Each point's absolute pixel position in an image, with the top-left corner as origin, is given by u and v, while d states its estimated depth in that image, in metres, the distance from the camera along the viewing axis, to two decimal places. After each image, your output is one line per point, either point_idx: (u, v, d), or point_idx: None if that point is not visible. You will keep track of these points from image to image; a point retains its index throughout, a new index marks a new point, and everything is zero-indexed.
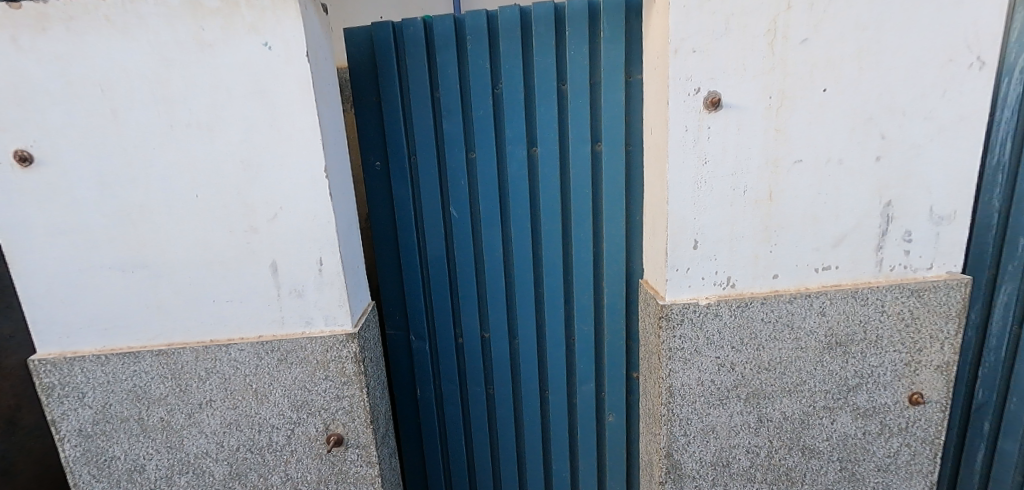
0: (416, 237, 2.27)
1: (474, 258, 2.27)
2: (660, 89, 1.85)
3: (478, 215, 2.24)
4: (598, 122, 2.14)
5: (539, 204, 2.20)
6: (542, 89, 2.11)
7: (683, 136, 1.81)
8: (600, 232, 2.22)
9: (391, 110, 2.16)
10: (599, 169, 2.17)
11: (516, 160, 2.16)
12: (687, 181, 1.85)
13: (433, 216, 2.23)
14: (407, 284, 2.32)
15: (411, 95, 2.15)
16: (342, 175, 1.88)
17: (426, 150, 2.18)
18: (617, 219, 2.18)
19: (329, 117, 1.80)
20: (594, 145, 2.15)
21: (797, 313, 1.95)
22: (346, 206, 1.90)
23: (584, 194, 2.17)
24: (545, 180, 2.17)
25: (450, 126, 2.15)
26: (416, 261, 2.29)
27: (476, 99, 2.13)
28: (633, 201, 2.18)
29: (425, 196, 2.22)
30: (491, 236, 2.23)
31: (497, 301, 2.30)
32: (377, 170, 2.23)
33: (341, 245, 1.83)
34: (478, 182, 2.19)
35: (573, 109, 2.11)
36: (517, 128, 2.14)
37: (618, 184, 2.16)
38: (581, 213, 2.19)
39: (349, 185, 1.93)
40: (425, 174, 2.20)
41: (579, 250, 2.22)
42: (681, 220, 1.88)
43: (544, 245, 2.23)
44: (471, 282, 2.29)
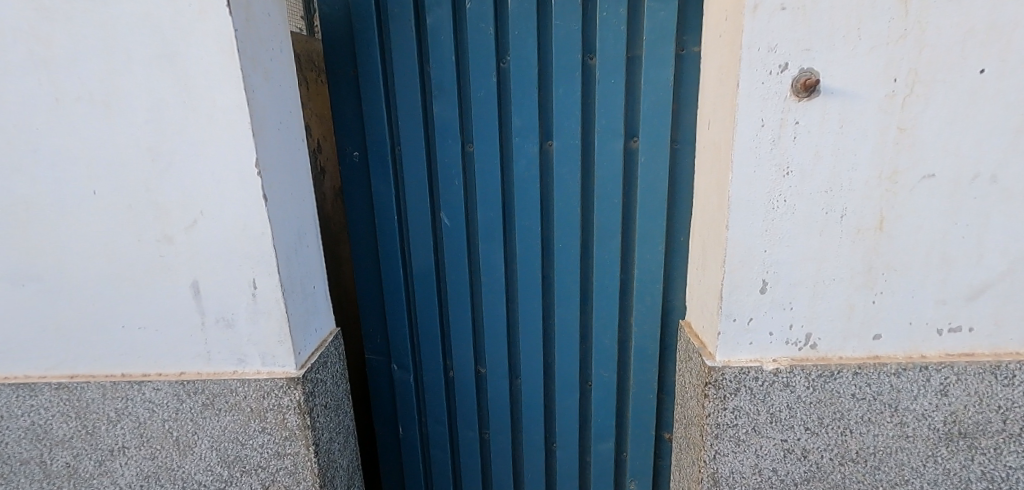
0: (401, 247, 1.86)
1: (469, 279, 1.86)
2: (725, 66, 1.30)
3: (476, 226, 1.80)
4: (637, 110, 1.59)
5: (553, 216, 1.72)
6: (564, 64, 1.58)
7: (757, 134, 1.25)
8: (630, 254, 1.72)
9: (371, 89, 1.72)
10: (635, 173, 1.64)
11: (526, 158, 1.68)
12: (758, 199, 1.30)
13: (421, 223, 1.82)
14: (390, 303, 1.93)
15: (396, 70, 1.70)
16: (294, 171, 1.46)
17: (413, 141, 1.74)
18: (655, 240, 1.67)
19: (270, 95, 1.35)
20: (629, 142, 1.62)
21: (903, 389, 1.40)
22: (297, 211, 1.47)
23: (612, 205, 1.66)
24: (563, 186, 1.67)
25: (443, 111, 1.70)
26: (399, 276, 1.89)
27: (477, 77, 1.65)
28: (678, 216, 1.65)
29: (412, 199, 1.80)
30: (490, 252, 1.80)
31: (496, 331, 1.89)
32: (354, 162, 1.80)
33: (283, 264, 1.39)
34: (477, 185, 1.74)
35: (604, 92, 1.58)
36: (528, 117, 1.65)
37: (658, 194, 1.63)
38: (608, 230, 1.69)
39: (306, 184, 1.52)
40: (412, 171, 1.77)
41: (602, 275, 1.74)
42: (746, 253, 1.33)
43: (557, 268, 1.76)
44: (465, 306, 1.89)
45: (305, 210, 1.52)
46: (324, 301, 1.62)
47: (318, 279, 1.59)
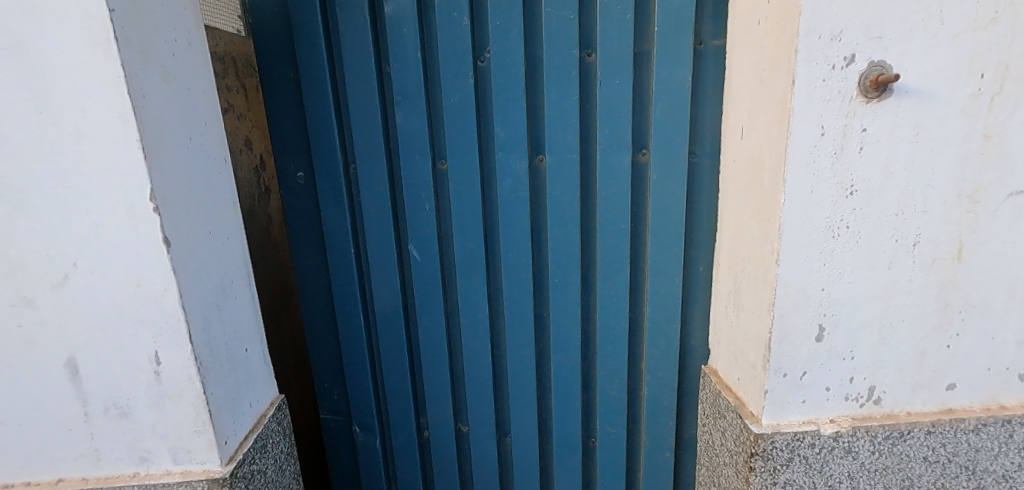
0: (362, 286, 1.55)
1: (445, 324, 1.54)
2: (769, 61, 1.03)
3: (452, 260, 1.48)
4: (647, 117, 1.32)
5: (547, 245, 1.43)
6: (555, 62, 1.30)
7: (814, 145, 0.98)
8: (641, 289, 1.44)
9: (317, 97, 1.41)
10: (645, 192, 1.36)
11: (511, 177, 1.38)
12: (816, 226, 1.03)
13: (384, 258, 1.50)
14: (349, 354, 1.59)
15: (348, 72, 1.38)
16: (209, 203, 1.11)
17: (373, 160, 1.43)
18: (671, 272, 1.39)
19: (167, 102, 1.01)
20: (637, 155, 1.34)
21: (982, 448, 1.15)
22: (218, 254, 1.13)
23: (621, 232, 1.38)
24: (557, 210, 1.38)
25: (406, 122, 1.39)
26: (360, 322, 1.56)
27: (449, 80, 1.34)
28: (697, 243, 1.38)
29: (373, 229, 1.48)
30: (469, 291, 1.49)
31: (478, 384, 1.57)
32: (300, 186, 1.50)
33: (195, 328, 1.04)
34: (452, 210, 1.43)
35: (606, 96, 1.30)
36: (514, 127, 1.35)
37: (675, 218, 1.36)
38: (615, 261, 1.40)
39: (228, 218, 1.18)
40: (371, 196, 1.45)
41: (606, 314, 1.45)
42: (800, 293, 1.07)
43: (551, 307, 1.47)
44: (441, 357, 1.56)
45: (229, 251, 1.17)
46: (261, 364, 1.27)
47: (252, 337, 1.24)
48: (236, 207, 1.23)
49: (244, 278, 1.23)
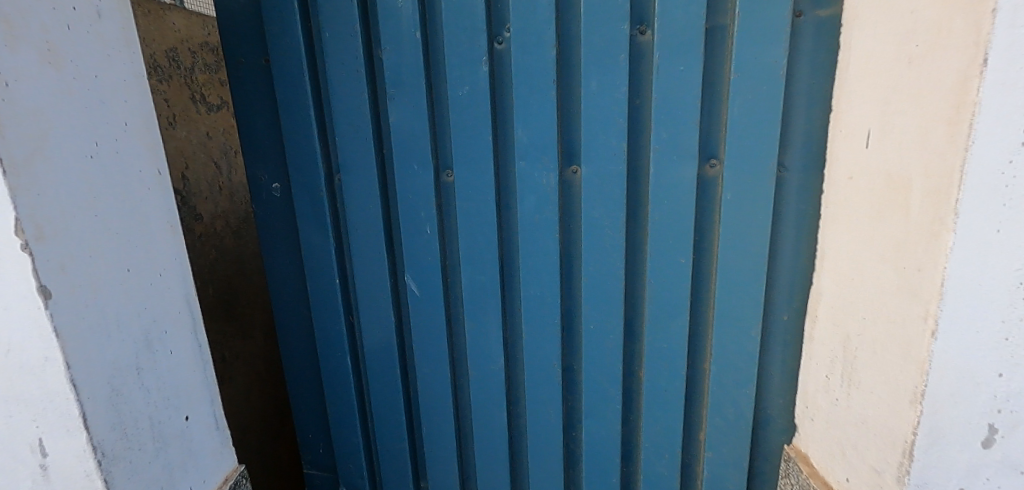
0: (351, 324, 1.26)
1: (450, 374, 1.23)
2: (930, 30, 0.70)
3: (459, 296, 1.18)
4: (718, 116, 0.98)
5: (580, 280, 1.11)
6: (596, 42, 0.98)
7: (1009, 160, 0.64)
8: (703, 340, 1.10)
9: (292, 90, 1.13)
10: (714, 216, 1.02)
11: (535, 193, 1.07)
12: (1001, 284, 0.67)
13: (376, 290, 1.21)
14: (336, 403, 1.32)
15: (329, 58, 1.09)
16: (128, 232, 0.83)
17: (362, 168, 1.14)
18: (747, 321, 1.05)
19: (57, 95, 0.73)
20: (704, 167, 1.00)
21: None
22: (142, 298, 0.85)
23: (681, 267, 1.05)
24: (593, 237, 1.06)
25: (400, 122, 1.09)
26: (347, 367, 1.28)
27: (455, 67, 1.04)
28: (783, 286, 1.03)
29: (360, 255, 1.19)
30: (480, 335, 1.19)
31: (490, 447, 1.26)
32: (275, 200, 1.22)
33: (94, 407, 0.77)
34: (459, 234, 1.13)
35: (665, 87, 0.97)
36: (540, 128, 1.03)
37: (759, 251, 1.00)
38: (672, 305, 1.07)
39: (160, 249, 0.90)
40: (358, 214, 1.16)
41: (655, 370, 1.12)
42: (965, 380, 0.71)
43: (584, 358, 1.16)
44: (445, 413, 1.26)
45: (161, 291, 0.90)
46: (208, 432, 1.00)
47: (195, 401, 0.97)
48: (177, 232, 0.94)
49: (186, 326, 0.95)
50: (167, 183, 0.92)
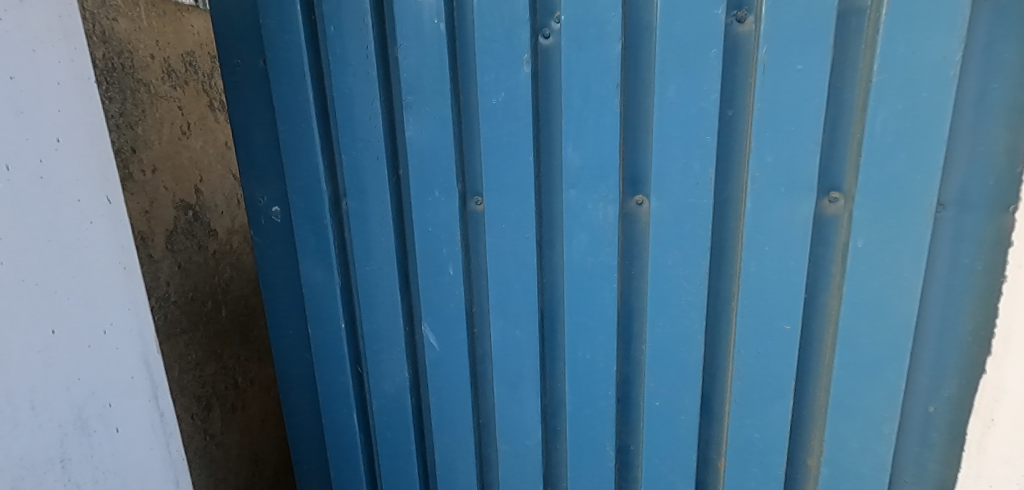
0: (357, 374, 1.08)
1: (475, 441, 1.05)
2: None
3: (486, 353, 1.00)
4: (842, 137, 0.75)
5: (643, 336, 0.91)
6: (678, 37, 0.77)
7: None
8: (812, 422, 0.87)
9: (292, 96, 0.94)
10: (834, 268, 0.79)
11: (588, 230, 0.87)
12: None
13: (385, 339, 1.03)
14: (338, 465, 1.14)
15: (336, 59, 0.91)
16: (55, 284, 0.65)
17: (375, 194, 0.95)
18: (880, 405, 0.81)
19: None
20: (824, 206, 0.78)
21: None
22: (76, 370, 0.67)
23: (788, 331, 0.83)
24: (660, 288, 0.86)
25: (418, 138, 0.91)
26: (354, 423, 1.10)
27: (489, 71, 0.85)
28: (927, 362, 0.78)
29: (367, 296, 1.01)
30: (513, 397, 1.00)
31: None
32: (274, 226, 1.02)
33: None
34: (490, 275, 0.94)
35: (768, 97, 0.76)
36: (597, 149, 0.83)
37: (904, 316, 0.77)
38: (773, 377, 0.86)
39: (111, 293, 0.72)
40: (364, 249, 0.98)
41: (739, 450, 0.91)
42: None
43: (643, 433, 0.95)
44: (466, 484, 1.08)
45: (107, 357, 0.71)
46: None
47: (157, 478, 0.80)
48: (133, 276, 0.76)
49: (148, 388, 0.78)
50: (118, 212, 0.74)
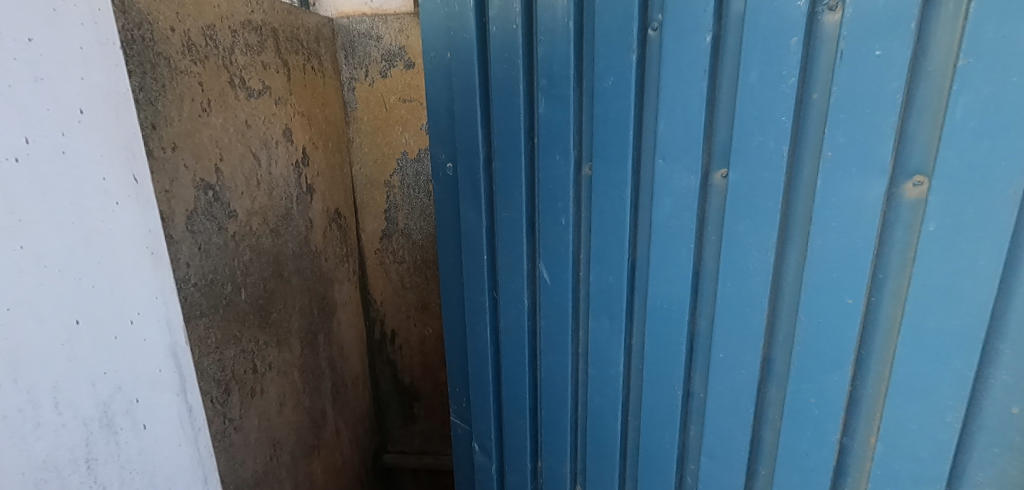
0: (493, 300, 1.23)
1: (573, 367, 1.16)
2: None
3: (585, 293, 1.10)
4: (921, 119, 0.72)
5: (711, 300, 0.94)
6: (765, 28, 0.78)
7: None
8: (869, 411, 0.84)
9: (464, 67, 1.10)
10: (903, 255, 0.76)
11: (672, 196, 0.92)
12: None
13: (514, 272, 1.16)
14: (476, 375, 1.31)
15: (494, 36, 1.04)
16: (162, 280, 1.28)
17: (510, 150, 1.08)
18: (947, 398, 0.77)
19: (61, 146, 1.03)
20: (897, 189, 0.75)
21: None
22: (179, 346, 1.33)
23: (852, 313, 0.80)
24: (732, 254, 0.88)
25: (549, 115, 1.03)
26: (487, 343, 1.26)
27: (602, 58, 0.94)
28: (1006, 364, 0.73)
29: (505, 235, 1.15)
30: (606, 336, 1.08)
31: (604, 451, 1.16)
32: (448, 180, 1.21)
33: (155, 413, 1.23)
34: (591, 230, 1.03)
35: (847, 76, 0.74)
36: (684, 127, 0.88)
37: (978, 310, 0.72)
38: (830, 360, 0.84)
39: (136, 300, 1.19)
40: (507, 196, 1.11)
41: (798, 423, 0.89)
42: None
43: (707, 386, 0.98)
44: (562, 404, 1.20)
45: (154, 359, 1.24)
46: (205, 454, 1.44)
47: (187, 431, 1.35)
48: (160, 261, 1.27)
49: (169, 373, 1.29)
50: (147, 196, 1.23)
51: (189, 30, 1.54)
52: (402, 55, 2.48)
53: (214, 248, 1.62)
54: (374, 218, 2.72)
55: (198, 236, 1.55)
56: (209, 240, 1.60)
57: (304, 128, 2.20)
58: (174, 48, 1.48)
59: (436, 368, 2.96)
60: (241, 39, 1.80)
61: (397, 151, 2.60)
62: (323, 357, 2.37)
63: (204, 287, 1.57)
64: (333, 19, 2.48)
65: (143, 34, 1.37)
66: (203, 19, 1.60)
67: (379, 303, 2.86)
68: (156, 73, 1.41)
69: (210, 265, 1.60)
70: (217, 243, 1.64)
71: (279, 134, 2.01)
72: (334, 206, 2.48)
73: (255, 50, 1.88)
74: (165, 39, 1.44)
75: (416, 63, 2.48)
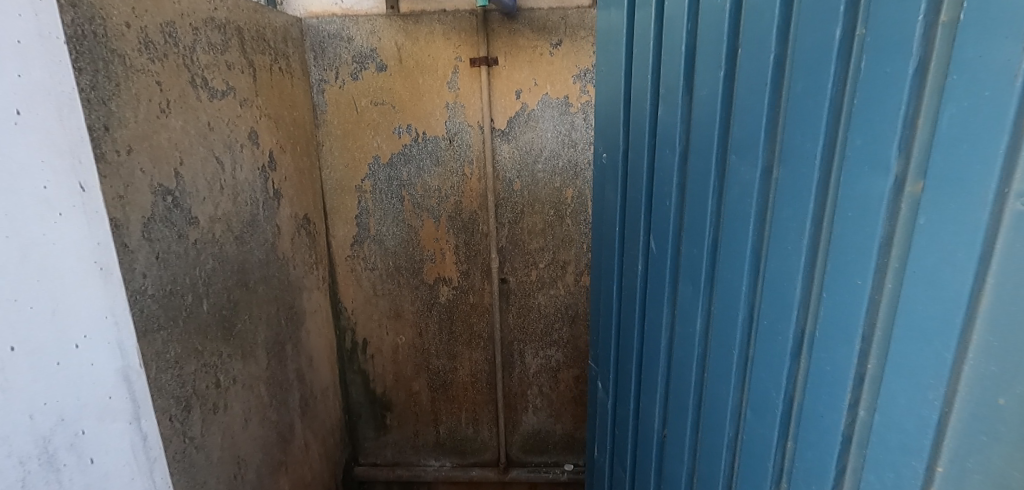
0: (620, 261, 1.36)
1: (666, 348, 1.16)
2: None
3: (679, 268, 1.06)
4: (924, 103, 0.55)
5: (757, 304, 0.85)
6: (810, 23, 0.69)
7: None
8: (855, 455, 0.68)
9: (615, 63, 1.26)
10: (893, 267, 0.60)
11: (739, 187, 0.86)
12: None
13: (634, 241, 1.25)
14: (608, 322, 1.49)
15: (640, 32, 1.13)
16: (110, 299, 1.26)
17: (637, 138, 1.18)
18: (914, 441, 0.59)
19: None
20: (900, 183, 0.58)
21: None
22: (127, 369, 1.31)
23: (849, 333, 0.67)
24: (780, 239, 0.77)
25: (666, 117, 1.05)
26: (615, 292, 1.41)
27: (706, 58, 0.91)
28: (968, 392, 0.53)
29: (632, 209, 1.24)
30: (690, 305, 1.04)
31: (677, 434, 1.15)
32: (605, 166, 1.39)
33: (92, 444, 1.18)
34: (685, 211, 1.02)
35: (875, 52, 0.59)
36: (750, 123, 0.82)
37: (948, 330, 0.54)
38: (837, 370, 0.69)
39: (82, 322, 1.16)
40: (635, 180, 1.21)
41: (806, 444, 0.77)
42: None
43: (747, 389, 0.89)
44: (655, 377, 1.22)
45: (100, 385, 1.21)
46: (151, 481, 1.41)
47: (136, 461, 1.34)
48: (105, 274, 1.24)
49: (117, 400, 1.26)
50: (90, 217, 1.19)
51: (146, 27, 1.46)
52: (374, 57, 2.43)
53: (173, 256, 1.53)
54: (344, 224, 2.64)
55: (157, 245, 1.46)
56: (168, 248, 1.51)
57: (271, 131, 2.12)
58: (129, 45, 1.39)
59: (408, 377, 2.88)
60: (203, 37, 1.72)
61: (368, 155, 2.54)
62: (291, 369, 2.28)
63: (162, 298, 1.47)
64: (301, 19, 2.39)
65: (96, 30, 1.28)
66: (163, 18, 1.53)
67: (350, 311, 2.78)
68: (110, 72, 1.32)
69: (169, 275, 1.51)
70: (177, 251, 1.55)
71: (244, 136, 1.93)
72: (304, 210, 2.40)
73: (218, 49, 1.79)
74: (119, 36, 1.36)
75: (389, 65, 2.44)
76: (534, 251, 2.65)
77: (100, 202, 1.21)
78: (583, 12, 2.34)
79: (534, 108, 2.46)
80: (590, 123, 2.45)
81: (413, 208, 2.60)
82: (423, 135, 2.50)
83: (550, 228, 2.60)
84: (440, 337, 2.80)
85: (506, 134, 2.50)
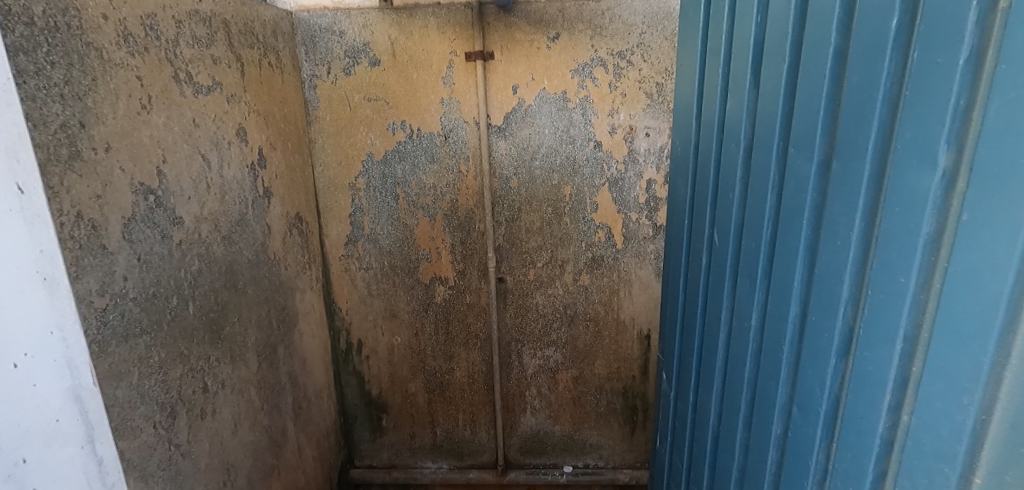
0: (687, 261, 1.30)
1: (724, 345, 1.11)
2: None
3: (737, 264, 1.02)
4: (978, 95, 0.52)
5: (807, 303, 0.81)
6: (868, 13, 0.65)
7: None
8: (893, 462, 0.66)
9: (691, 53, 1.20)
10: (940, 266, 0.57)
11: (795, 180, 0.82)
12: None
13: (698, 243, 1.21)
14: (672, 320, 1.44)
15: (715, 21, 1.07)
16: (57, 312, 1.14)
17: (705, 133, 1.14)
18: (951, 448, 0.57)
19: None
20: (950, 178, 0.55)
21: None
22: (78, 386, 1.19)
23: (892, 335, 0.64)
24: (831, 234, 0.74)
25: (734, 110, 0.99)
26: (680, 291, 1.36)
27: (770, 52, 0.87)
28: (1008, 401, 0.51)
29: (698, 207, 1.19)
30: (747, 300, 0.99)
31: (731, 433, 1.10)
32: (676, 159, 1.33)
33: (34, 469, 1.08)
34: (744, 205, 0.98)
35: (926, 41, 0.57)
36: (805, 115, 0.78)
37: (988, 330, 0.52)
38: (878, 370, 0.67)
39: (20, 340, 1.04)
40: (703, 176, 1.15)
41: (847, 445, 0.73)
42: None
43: (795, 386, 0.86)
44: (713, 377, 1.18)
45: (42, 407, 1.09)
46: None
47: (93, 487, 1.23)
48: (49, 285, 1.12)
49: (66, 422, 1.15)
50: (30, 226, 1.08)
51: (125, 19, 1.39)
52: (367, 51, 2.37)
53: (156, 258, 1.47)
54: (337, 223, 2.58)
55: (137, 246, 1.40)
56: (151, 250, 1.45)
57: (260, 128, 2.06)
58: (107, 39, 1.33)
59: (404, 378, 2.83)
60: (187, 31, 1.65)
61: (361, 153, 2.48)
62: (283, 372, 2.22)
63: (145, 301, 1.41)
64: (291, 13, 2.32)
65: (70, 22, 1.22)
66: (143, 11, 1.46)
67: (344, 312, 2.73)
68: (86, 66, 1.26)
69: (152, 277, 1.45)
70: (159, 253, 1.49)
71: (231, 133, 1.87)
72: (296, 210, 2.35)
73: (204, 43, 1.73)
74: (95, 28, 1.29)
75: (382, 60, 2.37)
76: (531, 250, 2.59)
77: (42, 206, 1.09)
78: (581, 4, 2.27)
79: (530, 104, 2.39)
80: (588, 119, 2.39)
81: (407, 207, 2.54)
82: (417, 132, 2.44)
83: (548, 226, 2.54)
84: (436, 338, 2.75)
85: (502, 130, 2.44)
